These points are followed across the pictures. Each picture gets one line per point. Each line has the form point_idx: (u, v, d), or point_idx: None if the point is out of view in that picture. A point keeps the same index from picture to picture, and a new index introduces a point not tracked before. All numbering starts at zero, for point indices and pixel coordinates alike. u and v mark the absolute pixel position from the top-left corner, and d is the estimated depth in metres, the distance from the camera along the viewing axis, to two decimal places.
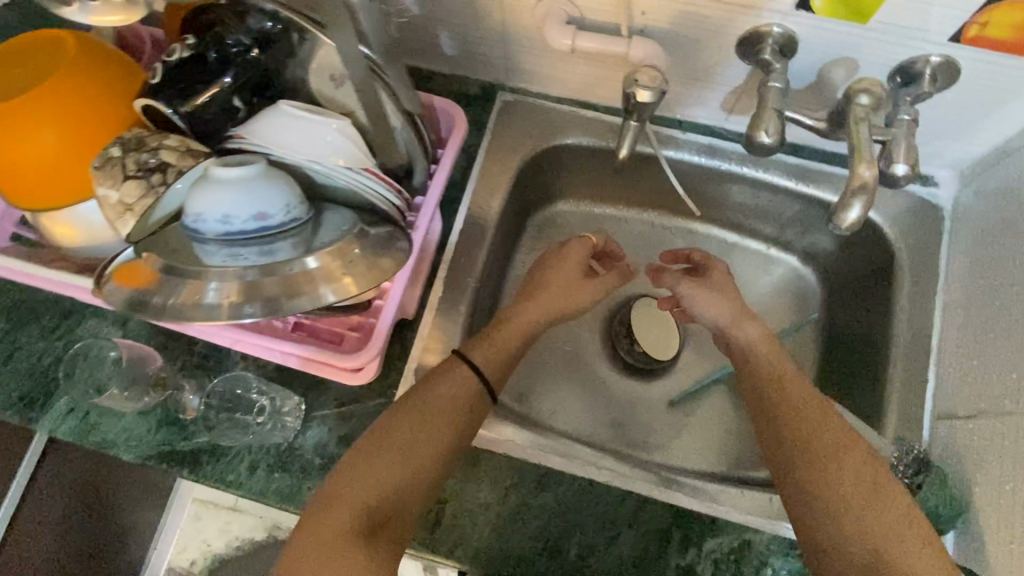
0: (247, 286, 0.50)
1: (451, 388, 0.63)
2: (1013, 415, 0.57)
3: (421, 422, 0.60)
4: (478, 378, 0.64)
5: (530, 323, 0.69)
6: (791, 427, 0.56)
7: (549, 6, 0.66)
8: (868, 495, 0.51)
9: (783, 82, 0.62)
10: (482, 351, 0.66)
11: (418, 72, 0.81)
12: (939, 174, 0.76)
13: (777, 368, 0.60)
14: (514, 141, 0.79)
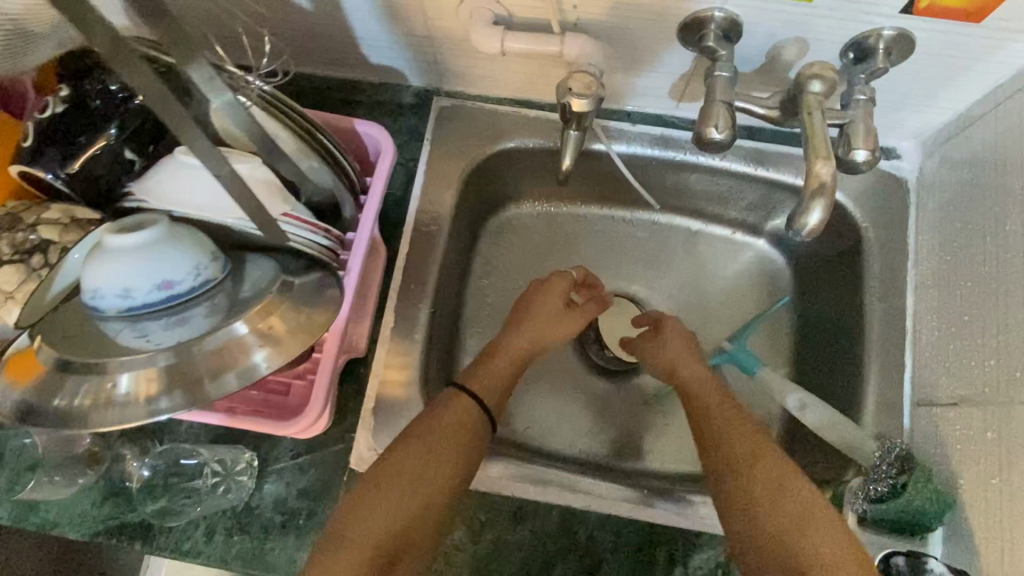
0: (168, 366, 0.46)
1: (454, 418, 0.59)
2: (996, 404, 0.54)
3: (433, 448, 0.57)
4: (477, 406, 0.61)
5: (525, 350, 0.66)
6: (715, 440, 0.60)
7: (473, 6, 0.60)
8: (775, 488, 0.54)
9: (730, 69, 0.58)
10: (481, 379, 0.63)
11: (345, 83, 0.76)
12: (900, 145, 0.72)
13: (708, 396, 0.64)
14: (456, 150, 0.74)
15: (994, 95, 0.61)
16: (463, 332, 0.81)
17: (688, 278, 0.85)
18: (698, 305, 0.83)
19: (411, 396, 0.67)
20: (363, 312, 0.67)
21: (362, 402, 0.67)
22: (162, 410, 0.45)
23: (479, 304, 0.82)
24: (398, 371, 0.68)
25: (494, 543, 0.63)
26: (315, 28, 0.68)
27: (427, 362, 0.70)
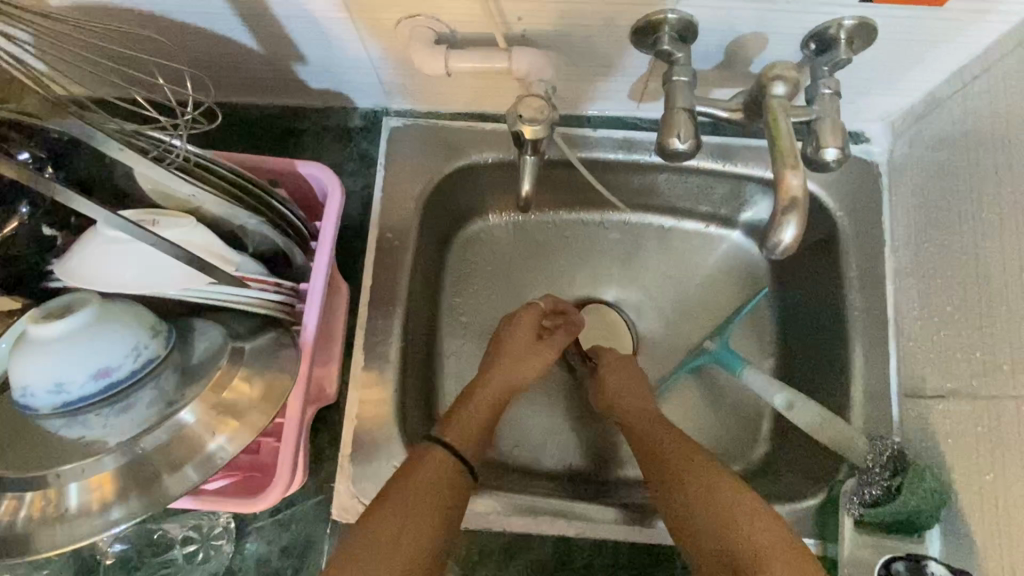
0: (121, 464, 0.42)
1: (433, 472, 0.57)
2: (985, 398, 0.53)
3: (407, 513, 0.54)
4: (455, 456, 0.59)
5: (494, 399, 0.65)
6: (650, 455, 0.63)
7: (412, 26, 0.56)
8: (702, 490, 0.57)
9: (689, 73, 0.55)
10: (457, 430, 0.61)
11: (288, 111, 0.71)
12: (869, 128, 0.70)
13: (642, 413, 0.67)
14: (411, 171, 0.70)
15: (960, 74, 0.59)
16: (440, 357, 0.78)
17: (665, 278, 0.82)
18: (677, 305, 0.81)
19: (389, 437, 0.65)
20: (329, 357, 0.63)
21: (339, 449, 0.64)
22: (118, 514, 0.42)
23: (454, 326, 0.80)
24: (373, 412, 0.65)
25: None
26: (246, 59, 0.63)
27: (403, 398, 0.67)
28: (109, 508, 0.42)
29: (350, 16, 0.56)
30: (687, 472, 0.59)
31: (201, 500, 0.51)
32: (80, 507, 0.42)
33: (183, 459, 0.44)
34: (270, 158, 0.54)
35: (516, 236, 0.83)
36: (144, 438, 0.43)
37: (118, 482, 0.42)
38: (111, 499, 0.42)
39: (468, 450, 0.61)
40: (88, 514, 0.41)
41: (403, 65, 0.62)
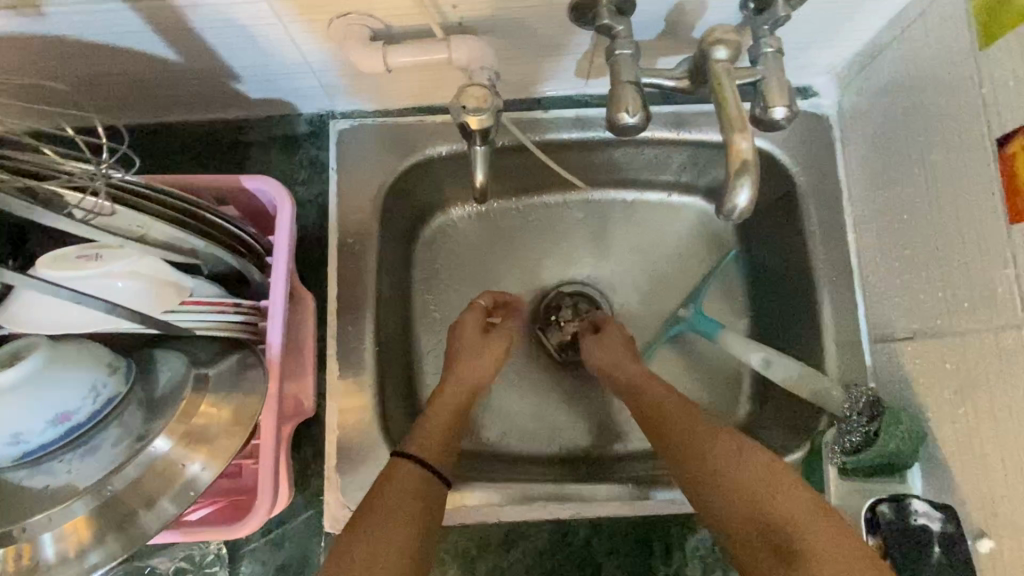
0: (94, 508, 0.41)
1: (403, 486, 0.55)
2: (947, 337, 0.54)
3: (378, 531, 0.51)
4: (422, 466, 0.57)
5: (453, 402, 0.64)
6: (661, 425, 0.60)
7: (344, 25, 0.55)
8: (724, 459, 0.53)
9: (632, 46, 0.54)
10: (423, 440, 0.59)
11: (231, 124, 0.69)
12: (816, 82, 0.71)
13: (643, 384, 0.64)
14: (365, 173, 0.69)
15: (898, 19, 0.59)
16: (418, 357, 0.77)
17: (634, 251, 0.82)
18: (648, 277, 0.81)
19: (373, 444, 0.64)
20: (302, 370, 0.63)
21: (324, 462, 0.64)
22: (97, 559, 0.41)
23: (428, 324, 0.79)
24: (354, 421, 0.64)
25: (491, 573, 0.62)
26: (179, 74, 0.61)
27: (383, 403, 0.66)
28: (86, 550, 0.41)
29: (279, 19, 0.54)
30: (706, 442, 0.55)
31: (183, 532, 0.50)
32: (57, 552, 0.41)
33: (157, 493, 0.42)
34: (214, 177, 0.53)
35: (481, 225, 0.82)
36: (114, 477, 0.42)
37: (93, 527, 0.41)
38: (85, 540, 0.41)
39: (435, 459, 0.58)
40: (65, 563, 0.40)
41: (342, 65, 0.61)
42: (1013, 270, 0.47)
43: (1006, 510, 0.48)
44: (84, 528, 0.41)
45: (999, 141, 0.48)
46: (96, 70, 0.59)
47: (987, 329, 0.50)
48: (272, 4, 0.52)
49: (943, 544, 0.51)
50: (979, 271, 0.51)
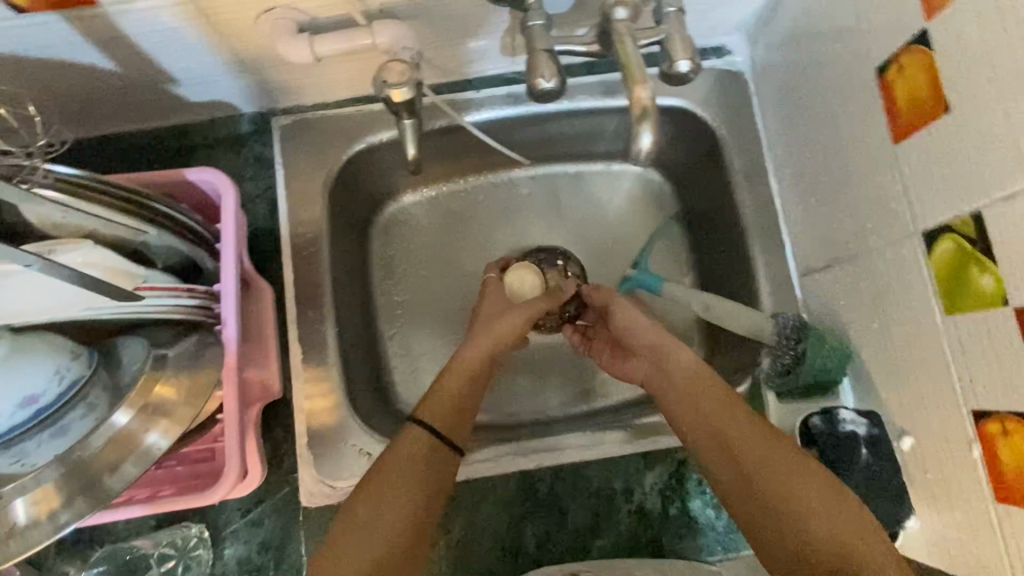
0: (61, 477, 0.44)
1: (411, 450, 0.54)
2: (858, 258, 0.58)
3: (383, 499, 0.51)
4: (434, 438, 0.54)
5: (481, 370, 0.59)
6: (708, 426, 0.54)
7: (271, 20, 0.58)
8: (794, 480, 0.49)
9: (543, 16, 0.58)
10: (436, 407, 0.55)
11: (177, 129, 0.72)
12: (730, 41, 0.75)
13: (696, 381, 0.56)
14: (310, 165, 0.72)
15: None
16: (382, 338, 0.80)
17: (582, 220, 0.86)
18: (596, 243, 0.85)
19: (340, 419, 0.67)
20: (266, 355, 0.66)
21: (295, 441, 0.66)
22: (68, 521, 0.44)
23: (389, 306, 0.82)
24: (320, 398, 0.67)
25: (464, 527, 0.65)
26: (118, 83, 0.63)
27: (348, 380, 0.69)
28: (58, 515, 0.44)
29: (206, 18, 0.57)
30: (779, 458, 0.50)
31: (154, 506, 0.53)
32: (29, 519, 0.44)
33: (120, 459, 0.46)
34: (160, 173, 0.56)
35: (433, 209, 0.85)
36: (77, 447, 0.45)
37: (61, 494, 0.44)
38: (58, 508, 0.44)
39: (446, 427, 0.55)
40: (38, 527, 0.44)
41: (275, 61, 0.64)
42: (901, 187, 0.51)
43: (925, 406, 0.53)
44: (54, 495, 0.44)
45: (880, 69, 0.52)
46: (36, 84, 0.61)
47: (887, 244, 0.54)
48: (199, 4, 0.55)
49: (863, 445, 0.57)
50: (875, 194, 0.55)
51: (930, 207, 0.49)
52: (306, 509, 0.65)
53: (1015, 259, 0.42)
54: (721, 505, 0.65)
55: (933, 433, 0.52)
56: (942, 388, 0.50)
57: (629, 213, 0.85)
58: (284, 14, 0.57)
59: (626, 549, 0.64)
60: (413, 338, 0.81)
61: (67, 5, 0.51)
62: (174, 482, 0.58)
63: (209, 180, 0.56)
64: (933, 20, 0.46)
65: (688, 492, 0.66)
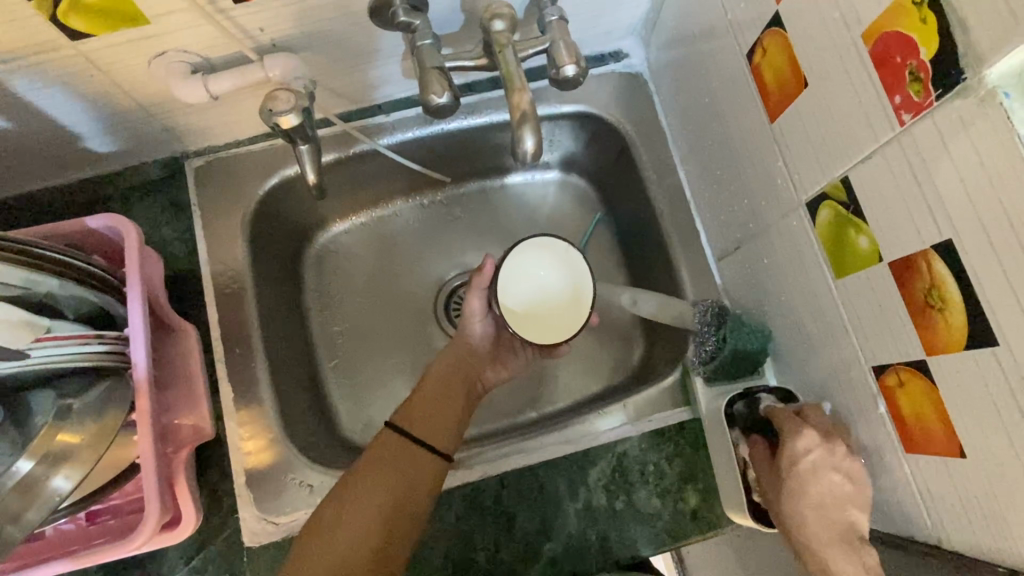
0: None
1: (387, 455, 0.63)
2: (759, 236, 0.60)
3: (358, 504, 0.60)
4: (415, 442, 0.63)
5: (448, 386, 0.68)
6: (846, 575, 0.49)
7: (163, 63, 0.59)
8: None
9: (431, 35, 0.60)
10: (412, 417, 0.65)
11: (90, 183, 0.72)
12: (626, 45, 0.78)
13: (829, 518, 0.51)
14: (227, 203, 0.72)
15: None
16: (321, 370, 0.80)
17: (512, 232, 0.87)
18: None
19: (277, 453, 0.67)
20: (194, 398, 0.65)
21: (232, 480, 0.65)
22: None
23: (326, 337, 0.82)
24: (255, 435, 0.67)
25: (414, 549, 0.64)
26: (19, 142, 0.63)
27: (283, 413, 0.69)
28: None
29: (97, 67, 0.57)
30: None
31: (75, 560, 0.53)
32: None
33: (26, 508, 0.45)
34: (60, 225, 0.55)
35: (364, 237, 0.86)
36: None
37: None
38: None
39: (428, 434, 0.65)
40: None
41: (177, 104, 0.65)
42: (782, 162, 0.53)
43: (835, 369, 0.54)
44: None
45: (748, 52, 0.54)
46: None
47: (779, 218, 0.56)
48: (85, 53, 0.55)
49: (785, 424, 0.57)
50: (762, 173, 0.57)
51: (808, 177, 0.51)
52: (249, 549, 0.63)
53: (880, 214, 0.44)
54: (666, 492, 0.66)
55: (844, 392, 0.54)
56: (846, 352, 0.52)
57: (557, 220, 0.86)
58: (175, 57, 0.58)
59: (577, 550, 0.64)
60: (353, 367, 0.81)
61: None
62: (106, 532, 0.58)
63: (110, 227, 0.56)
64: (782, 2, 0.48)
65: (632, 485, 0.66)
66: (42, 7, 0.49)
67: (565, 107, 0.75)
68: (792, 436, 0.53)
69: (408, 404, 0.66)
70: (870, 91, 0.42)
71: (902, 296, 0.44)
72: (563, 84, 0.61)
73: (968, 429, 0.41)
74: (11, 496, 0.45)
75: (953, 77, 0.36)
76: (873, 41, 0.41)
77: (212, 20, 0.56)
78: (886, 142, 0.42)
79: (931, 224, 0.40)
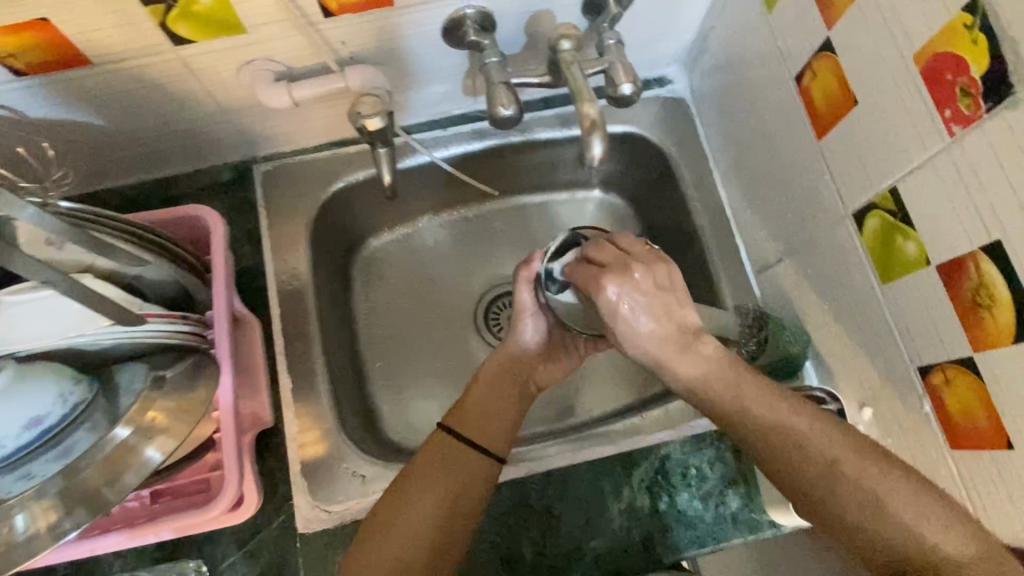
0: (64, 488, 0.46)
1: (439, 456, 0.63)
2: (803, 248, 0.64)
3: (415, 504, 0.60)
4: (466, 442, 0.63)
5: (499, 383, 0.67)
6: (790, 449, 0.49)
7: (251, 71, 0.64)
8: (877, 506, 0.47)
9: (497, 54, 0.65)
10: (464, 418, 0.65)
11: (162, 182, 0.76)
12: (668, 72, 0.83)
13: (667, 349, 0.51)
14: (290, 206, 0.76)
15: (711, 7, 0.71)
16: (367, 371, 0.82)
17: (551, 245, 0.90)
18: None
19: (331, 443, 0.69)
20: (257, 389, 0.68)
21: (288, 468, 0.68)
22: (70, 529, 0.46)
23: (372, 340, 0.84)
24: (310, 425, 0.69)
25: None
26: (106, 137, 0.68)
27: (336, 406, 0.71)
28: (59, 523, 0.46)
29: (190, 72, 0.62)
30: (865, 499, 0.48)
31: (131, 533, 0.57)
32: (29, 531, 0.45)
33: (120, 470, 0.47)
34: (158, 212, 0.59)
35: (408, 245, 0.89)
36: (79, 459, 0.47)
37: (62, 505, 0.46)
38: (59, 518, 0.46)
39: (480, 433, 0.64)
40: (39, 538, 0.45)
41: (254, 109, 0.70)
42: (828, 175, 0.57)
43: (879, 373, 0.57)
44: (54, 508, 0.46)
45: (797, 75, 0.59)
46: (47, 141, 0.66)
47: (824, 229, 0.59)
48: (184, 58, 0.60)
49: None
50: (808, 186, 0.61)
51: (856, 189, 0.54)
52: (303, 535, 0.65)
53: (930, 220, 0.47)
54: (707, 496, 0.68)
55: (888, 396, 0.56)
56: (889, 353, 0.55)
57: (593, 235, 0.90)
58: (262, 65, 0.63)
59: (616, 549, 0.66)
60: (396, 368, 0.84)
61: (65, 63, 0.57)
62: (169, 510, 0.59)
63: (200, 221, 0.60)
64: (834, 28, 0.53)
65: (674, 487, 0.68)
66: (156, 13, 0.54)
67: (612, 127, 0.80)
68: (610, 286, 0.51)
69: (460, 403, 0.66)
70: (921, 106, 0.46)
71: (947, 296, 0.47)
72: (617, 101, 0.64)
73: (1019, 419, 0.44)
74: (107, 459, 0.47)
75: (1004, 90, 0.40)
76: (923, 62, 0.45)
77: (303, 32, 0.60)
78: (936, 153, 0.46)
79: (980, 226, 0.44)
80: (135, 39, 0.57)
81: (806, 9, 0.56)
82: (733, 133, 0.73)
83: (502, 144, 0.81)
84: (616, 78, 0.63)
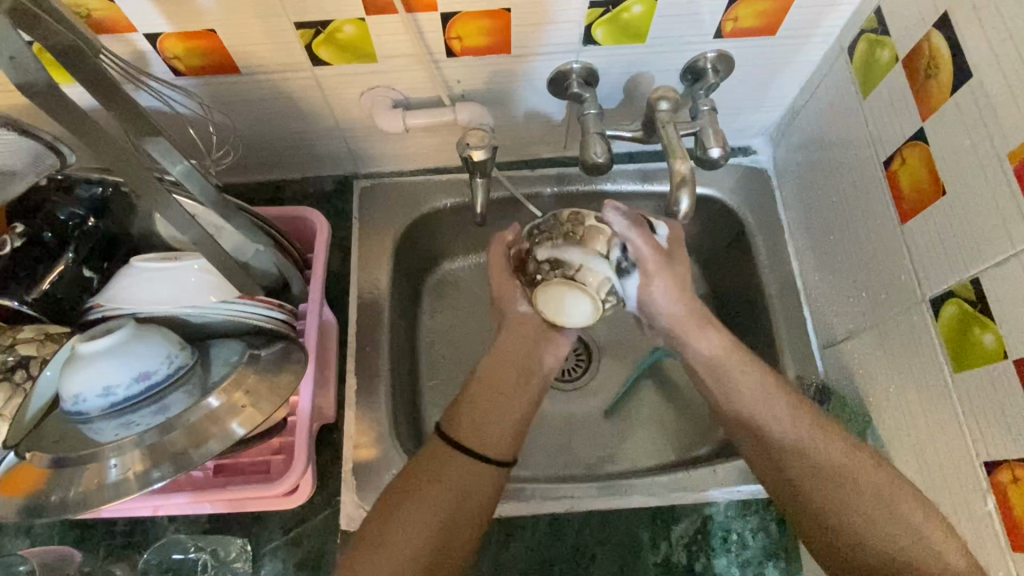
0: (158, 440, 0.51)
1: (437, 465, 0.60)
2: (875, 327, 0.64)
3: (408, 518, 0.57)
4: (464, 452, 0.60)
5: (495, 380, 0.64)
6: (803, 446, 0.58)
7: (373, 96, 0.70)
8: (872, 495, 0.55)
9: (596, 107, 0.69)
10: (458, 420, 0.62)
11: (270, 185, 0.84)
12: (753, 143, 0.86)
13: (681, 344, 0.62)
14: (379, 221, 0.82)
15: (806, 88, 0.74)
16: (423, 386, 0.85)
17: None
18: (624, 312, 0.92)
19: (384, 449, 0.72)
20: (326, 387, 0.72)
21: (341, 466, 0.71)
22: (155, 480, 0.50)
23: (431, 358, 0.87)
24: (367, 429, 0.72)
25: (493, 564, 0.67)
26: (233, 135, 0.75)
27: (394, 415, 0.74)
28: (147, 473, 0.50)
29: (320, 90, 0.69)
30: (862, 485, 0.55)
31: (193, 496, 0.59)
32: (121, 475, 0.50)
33: (208, 435, 0.52)
34: (275, 209, 0.68)
35: (479, 272, 0.93)
36: (174, 418, 0.51)
37: (153, 457, 0.50)
38: (150, 468, 0.50)
39: (480, 444, 0.61)
40: (129, 482, 0.49)
41: (366, 129, 0.76)
42: (909, 260, 0.59)
43: (942, 463, 0.56)
44: (147, 458, 0.50)
45: (885, 160, 0.61)
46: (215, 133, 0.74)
47: (899, 311, 0.60)
48: (318, 77, 0.67)
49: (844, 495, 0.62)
50: (887, 267, 0.62)
51: (937, 275, 0.55)
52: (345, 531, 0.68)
53: (1010, 317, 0.48)
54: (746, 564, 0.67)
55: (949, 486, 0.55)
56: (955, 444, 0.54)
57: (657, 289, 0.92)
58: (385, 90, 0.70)
59: None
60: (450, 388, 0.86)
61: (223, 71, 0.65)
62: (233, 483, 0.61)
63: (312, 221, 0.69)
64: (927, 119, 0.55)
65: (712, 549, 0.68)
66: (305, 37, 0.61)
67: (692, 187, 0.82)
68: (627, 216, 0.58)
69: (461, 402, 0.63)
70: (1014, 204, 0.48)
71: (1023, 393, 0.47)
72: (702, 161, 0.67)
73: None
74: (199, 423, 0.52)
75: None
76: (1016, 162, 0.47)
77: (425, 68, 0.67)
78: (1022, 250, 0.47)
79: None
80: (282, 58, 0.64)
81: (902, 102, 0.58)
82: (812, 208, 0.75)
83: (583, 191, 0.85)
84: (707, 140, 0.66)
